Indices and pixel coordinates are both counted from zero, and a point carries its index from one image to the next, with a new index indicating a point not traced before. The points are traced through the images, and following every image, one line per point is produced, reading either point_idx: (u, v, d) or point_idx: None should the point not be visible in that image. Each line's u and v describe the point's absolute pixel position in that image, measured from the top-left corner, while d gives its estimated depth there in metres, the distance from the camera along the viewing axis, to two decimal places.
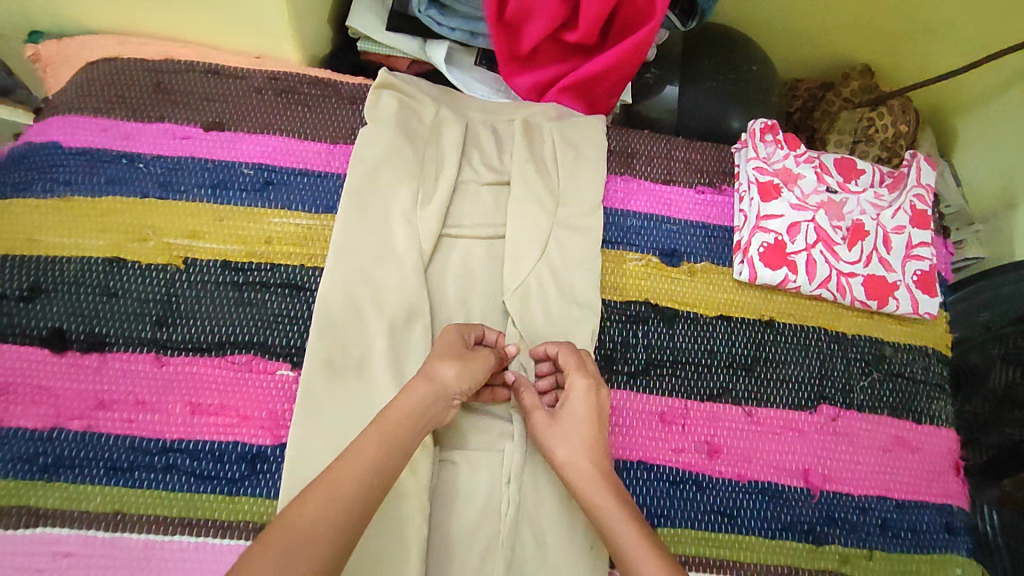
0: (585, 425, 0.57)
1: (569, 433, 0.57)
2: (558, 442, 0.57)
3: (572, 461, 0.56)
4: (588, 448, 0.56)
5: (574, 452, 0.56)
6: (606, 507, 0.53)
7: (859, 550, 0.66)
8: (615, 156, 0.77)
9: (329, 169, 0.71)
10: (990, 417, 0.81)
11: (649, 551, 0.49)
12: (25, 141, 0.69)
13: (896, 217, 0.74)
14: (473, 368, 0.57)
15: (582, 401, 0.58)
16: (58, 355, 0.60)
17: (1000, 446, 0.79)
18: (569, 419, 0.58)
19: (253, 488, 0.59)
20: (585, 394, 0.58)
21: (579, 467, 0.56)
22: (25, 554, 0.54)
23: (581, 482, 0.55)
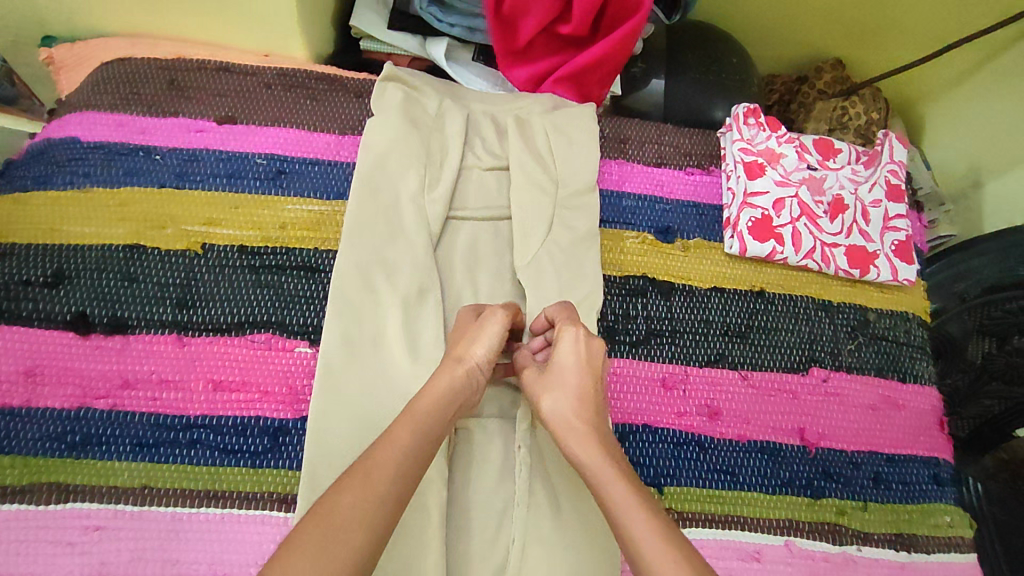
0: (573, 377, 0.59)
1: (556, 389, 0.59)
2: (546, 395, 0.59)
3: (558, 414, 0.58)
4: (573, 401, 0.58)
5: (560, 406, 0.58)
6: (592, 459, 0.54)
7: (854, 502, 0.69)
8: (608, 140, 0.82)
9: (338, 158, 0.74)
10: (968, 391, 0.91)
11: (631, 500, 0.50)
12: (44, 138, 0.72)
13: (872, 191, 0.80)
14: (494, 344, 0.60)
15: (566, 349, 0.60)
16: (83, 338, 0.62)
17: (979, 417, 0.91)
18: (557, 372, 0.60)
19: (277, 460, 0.61)
20: (572, 344, 0.60)
21: (565, 419, 0.57)
22: (56, 528, 0.56)
23: (569, 434, 0.56)
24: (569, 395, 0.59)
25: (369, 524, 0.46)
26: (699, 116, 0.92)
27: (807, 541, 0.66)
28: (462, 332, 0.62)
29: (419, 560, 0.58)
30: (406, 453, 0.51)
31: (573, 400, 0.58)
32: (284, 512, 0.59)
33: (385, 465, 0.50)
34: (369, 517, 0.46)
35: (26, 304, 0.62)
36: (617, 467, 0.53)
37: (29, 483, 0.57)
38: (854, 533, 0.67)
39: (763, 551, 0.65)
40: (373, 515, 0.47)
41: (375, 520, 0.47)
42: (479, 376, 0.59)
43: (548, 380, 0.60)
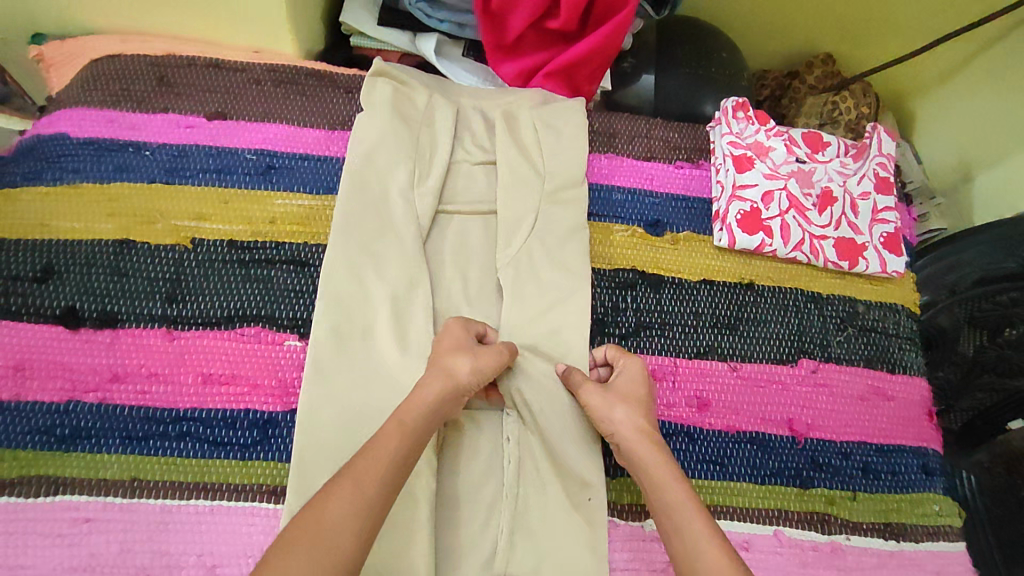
0: (642, 395, 0.63)
1: (628, 401, 0.62)
2: (617, 403, 0.62)
3: (630, 422, 0.61)
4: (643, 413, 0.62)
5: (632, 417, 0.61)
6: (655, 464, 0.58)
7: (844, 492, 0.69)
8: (598, 134, 0.82)
9: (329, 153, 0.74)
10: (961, 383, 0.93)
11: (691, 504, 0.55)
12: (34, 134, 0.72)
13: (861, 184, 0.81)
14: (484, 359, 0.60)
15: (636, 372, 0.65)
16: (73, 333, 0.62)
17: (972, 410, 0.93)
18: (625, 389, 0.63)
19: (267, 452, 0.61)
20: (641, 370, 0.65)
21: (637, 427, 0.61)
22: (45, 520, 0.56)
23: (638, 442, 0.60)
24: (638, 408, 0.62)
25: (354, 531, 0.48)
26: (689, 111, 0.92)
27: (796, 531, 0.66)
28: (451, 343, 0.61)
29: (408, 552, 0.58)
30: (396, 444, 0.52)
31: (642, 412, 0.62)
32: (273, 504, 0.59)
33: (381, 456, 0.50)
34: (357, 526, 0.48)
35: (16, 299, 0.63)
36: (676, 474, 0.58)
37: (18, 476, 0.57)
38: (843, 522, 0.68)
39: (751, 540, 0.65)
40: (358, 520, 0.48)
41: (359, 526, 0.48)
42: (464, 386, 0.58)
43: (618, 394, 0.63)
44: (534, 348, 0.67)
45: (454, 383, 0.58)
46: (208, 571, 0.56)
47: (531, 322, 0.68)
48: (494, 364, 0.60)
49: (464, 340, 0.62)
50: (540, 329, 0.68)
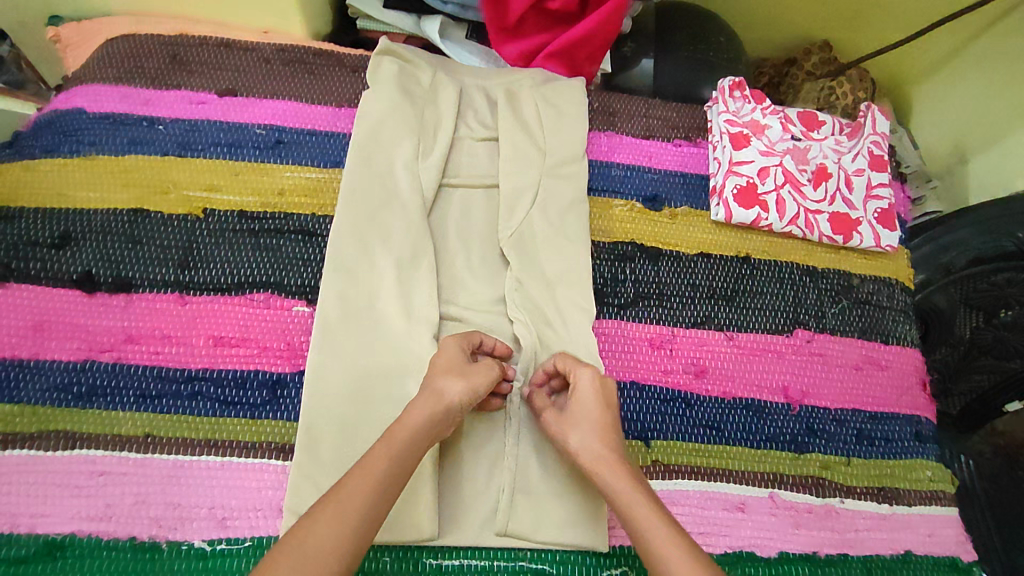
0: (594, 413, 0.59)
1: (580, 423, 0.59)
2: (570, 429, 0.59)
3: (587, 448, 0.58)
4: (600, 433, 0.58)
5: (589, 441, 0.58)
6: (619, 487, 0.55)
7: (838, 457, 0.70)
8: (597, 113, 0.84)
9: (336, 129, 0.77)
10: (959, 364, 0.93)
11: (660, 527, 0.52)
12: (52, 109, 0.74)
13: (856, 161, 0.82)
14: (476, 382, 0.58)
15: (589, 385, 0.61)
16: (90, 296, 0.64)
17: (969, 393, 0.94)
18: (580, 411, 0.60)
19: (275, 412, 0.63)
20: (593, 382, 0.61)
21: (593, 450, 0.57)
22: (63, 473, 0.58)
23: (600, 467, 0.57)
24: (594, 429, 0.59)
25: (355, 527, 0.49)
26: (687, 92, 0.94)
27: (792, 494, 0.68)
28: (445, 363, 0.60)
29: (412, 506, 0.59)
30: None
31: (598, 433, 0.59)
32: (281, 460, 0.61)
33: None
34: (365, 511, 0.50)
35: (35, 264, 0.65)
36: (644, 495, 0.54)
37: (38, 431, 0.59)
38: (837, 486, 0.69)
39: (747, 502, 0.66)
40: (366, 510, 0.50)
41: (360, 521, 0.49)
42: (455, 408, 0.57)
43: (569, 417, 0.60)
44: (536, 314, 0.70)
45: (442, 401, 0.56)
46: (219, 523, 0.58)
47: (534, 288, 0.70)
48: (483, 386, 0.59)
49: (457, 359, 0.60)
50: (542, 296, 0.70)
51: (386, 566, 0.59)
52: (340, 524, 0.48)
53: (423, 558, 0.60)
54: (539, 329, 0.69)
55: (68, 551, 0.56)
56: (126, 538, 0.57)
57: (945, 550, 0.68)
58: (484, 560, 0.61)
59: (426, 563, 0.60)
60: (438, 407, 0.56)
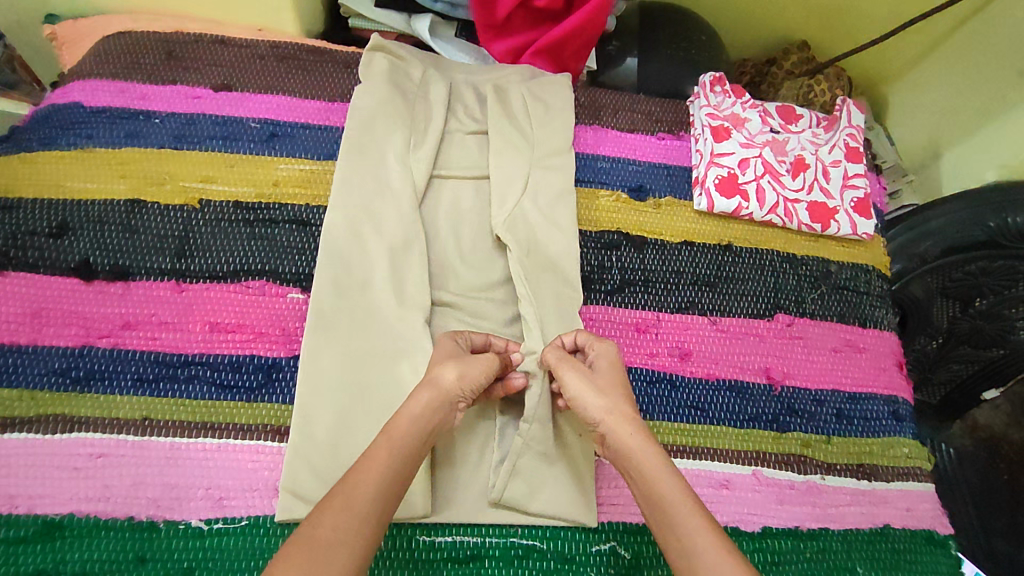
0: (618, 382, 0.61)
1: (609, 387, 0.60)
2: (599, 391, 0.59)
3: (613, 413, 0.58)
4: (624, 399, 0.59)
5: (618, 405, 0.58)
6: (647, 456, 0.55)
7: (819, 435, 0.73)
8: (583, 108, 0.87)
9: (329, 123, 0.79)
10: (938, 356, 0.97)
11: (685, 494, 0.52)
12: (49, 104, 0.76)
13: (832, 152, 0.85)
14: (476, 372, 0.59)
15: (613, 358, 0.63)
16: (87, 284, 0.66)
17: (947, 380, 0.99)
18: (603, 377, 0.61)
19: (271, 395, 0.64)
20: (615, 358, 0.63)
21: (623, 414, 0.57)
22: (62, 455, 0.59)
23: (626, 430, 0.56)
24: (621, 395, 0.60)
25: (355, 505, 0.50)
26: (671, 89, 0.97)
27: (774, 471, 0.70)
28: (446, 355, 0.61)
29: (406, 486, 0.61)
30: None
31: (626, 399, 0.59)
32: (277, 442, 0.62)
33: None
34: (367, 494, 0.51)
35: (33, 253, 0.66)
36: (668, 464, 0.54)
37: (36, 414, 0.60)
38: (818, 463, 0.71)
39: (731, 479, 0.68)
40: (374, 496, 0.50)
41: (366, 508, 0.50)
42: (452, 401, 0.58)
43: (598, 381, 0.60)
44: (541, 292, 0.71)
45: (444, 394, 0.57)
46: (216, 503, 0.59)
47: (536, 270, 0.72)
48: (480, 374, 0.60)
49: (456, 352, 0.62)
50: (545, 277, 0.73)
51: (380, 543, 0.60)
52: (340, 503, 0.49)
53: (416, 535, 0.61)
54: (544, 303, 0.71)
55: (66, 531, 0.56)
56: (125, 518, 0.58)
57: (922, 524, 0.71)
58: (477, 535, 0.62)
59: (420, 539, 0.61)
60: (435, 377, 0.57)
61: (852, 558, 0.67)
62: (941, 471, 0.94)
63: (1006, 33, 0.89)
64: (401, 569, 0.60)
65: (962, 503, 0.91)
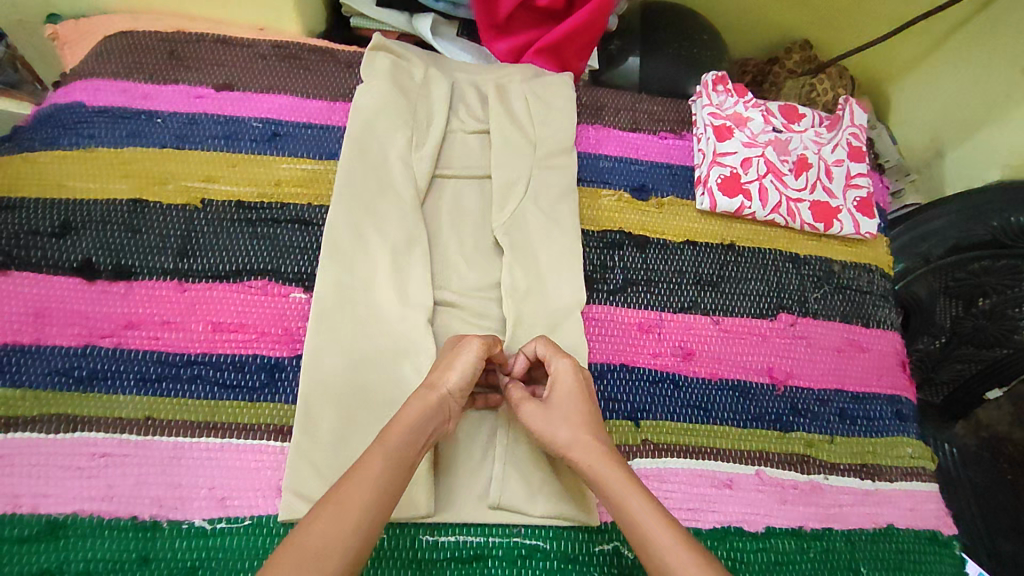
0: (576, 404, 0.61)
1: (566, 416, 0.60)
2: (558, 424, 0.60)
3: (575, 441, 0.59)
4: (585, 425, 0.60)
5: (576, 434, 0.59)
6: (613, 479, 0.55)
7: (822, 435, 0.72)
8: (586, 107, 0.87)
9: (331, 123, 0.78)
10: (941, 356, 0.96)
11: (655, 515, 0.52)
12: (51, 103, 0.76)
13: (835, 152, 0.85)
14: (475, 370, 0.60)
15: (568, 375, 0.62)
16: (90, 284, 0.66)
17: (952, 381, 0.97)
18: (562, 402, 0.61)
19: (274, 395, 0.64)
20: (572, 373, 0.62)
21: (583, 442, 0.58)
22: (65, 455, 0.59)
23: (590, 458, 0.57)
24: (581, 420, 0.60)
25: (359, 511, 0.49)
26: (673, 88, 0.97)
27: (777, 471, 0.70)
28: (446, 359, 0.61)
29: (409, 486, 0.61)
30: None
31: (586, 424, 0.60)
32: (280, 442, 0.62)
33: None
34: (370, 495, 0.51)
35: (35, 252, 0.66)
36: (638, 486, 0.55)
37: (39, 414, 0.60)
38: (822, 463, 0.71)
39: (734, 479, 0.68)
40: (375, 499, 0.51)
41: (369, 511, 0.50)
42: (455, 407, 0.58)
43: (555, 410, 0.61)
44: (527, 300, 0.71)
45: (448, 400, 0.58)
46: (219, 503, 0.59)
47: (524, 276, 0.72)
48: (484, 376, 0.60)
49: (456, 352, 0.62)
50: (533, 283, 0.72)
51: (383, 543, 0.60)
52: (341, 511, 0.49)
53: (419, 534, 0.61)
54: (529, 313, 0.71)
55: (70, 530, 0.56)
56: (128, 517, 0.57)
57: (926, 524, 0.70)
58: (479, 535, 0.62)
59: (423, 539, 0.61)
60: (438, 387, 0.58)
61: (856, 558, 0.67)
62: (946, 472, 0.94)
63: (1009, 33, 0.89)
64: (403, 569, 0.60)
65: (964, 504, 0.91)
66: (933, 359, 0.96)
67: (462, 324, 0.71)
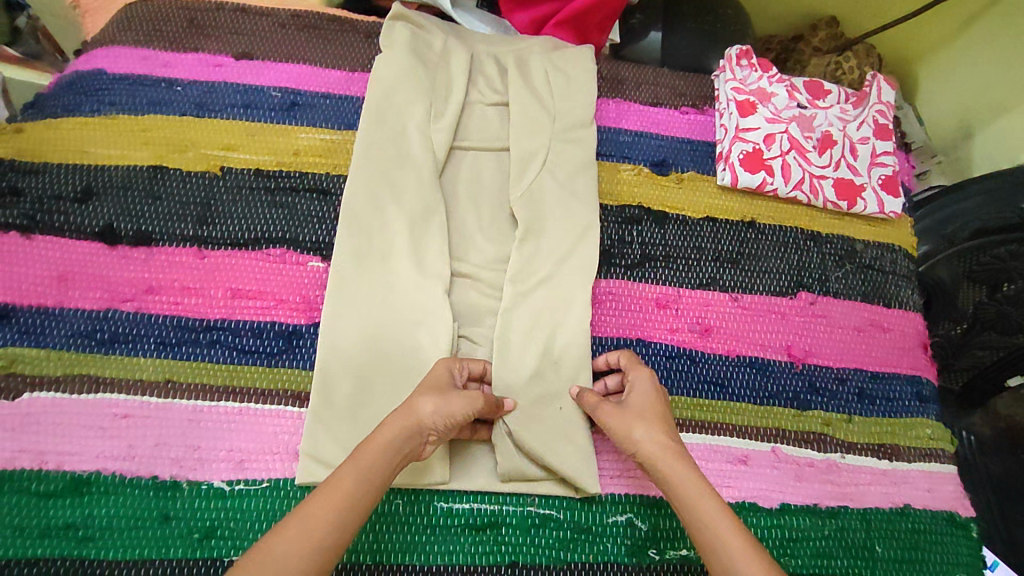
0: (654, 408, 0.60)
1: (644, 417, 0.59)
2: (634, 422, 0.59)
3: (652, 444, 0.57)
4: (662, 426, 0.58)
5: (653, 432, 0.58)
6: (686, 480, 0.54)
7: (840, 414, 0.72)
8: (606, 81, 0.86)
9: (349, 93, 0.78)
10: (962, 342, 0.92)
11: (727, 519, 0.51)
12: (72, 70, 0.76)
13: (861, 129, 0.83)
14: (452, 404, 0.57)
15: (646, 384, 0.62)
16: (111, 248, 0.66)
17: (971, 367, 0.93)
18: (640, 405, 0.60)
19: (292, 361, 0.65)
20: (651, 382, 0.62)
21: (658, 443, 0.57)
22: (88, 414, 0.60)
23: (663, 458, 0.56)
24: (657, 422, 0.59)
25: (353, 495, 0.51)
26: (696, 63, 0.95)
27: (793, 448, 0.69)
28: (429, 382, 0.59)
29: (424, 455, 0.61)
30: None
31: (662, 426, 0.59)
32: (298, 407, 0.63)
33: None
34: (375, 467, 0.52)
35: (58, 217, 0.67)
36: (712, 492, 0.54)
37: (63, 374, 0.61)
38: (838, 442, 0.71)
39: (750, 455, 0.68)
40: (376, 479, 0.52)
41: (365, 492, 0.51)
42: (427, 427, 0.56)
43: (630, 411, 0.60)
44: (533, 285, 0.70)
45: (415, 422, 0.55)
46: (236, 465, 0.60)
47: (529, 259, 0.71)
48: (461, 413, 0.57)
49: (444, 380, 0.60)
50: (539, 265, 0.71)
51: (399, 508, 0.61)
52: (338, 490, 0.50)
53: (434, 501, 0.62)
54: (533, 300, 0.69)
55: (93, 487, 0.58)
56: (148, 477, 0.58)
57: (943, 505, 0.70)
58: (494, 504, 0.62)
59: (437, 506, 0.62)
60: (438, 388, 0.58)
61: (871, 537, 0.67)
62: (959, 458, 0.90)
63: None
64: (417, 535, 0.60)
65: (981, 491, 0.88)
66: (952, 344, 0.93)
67: (480, 295, 0.71)
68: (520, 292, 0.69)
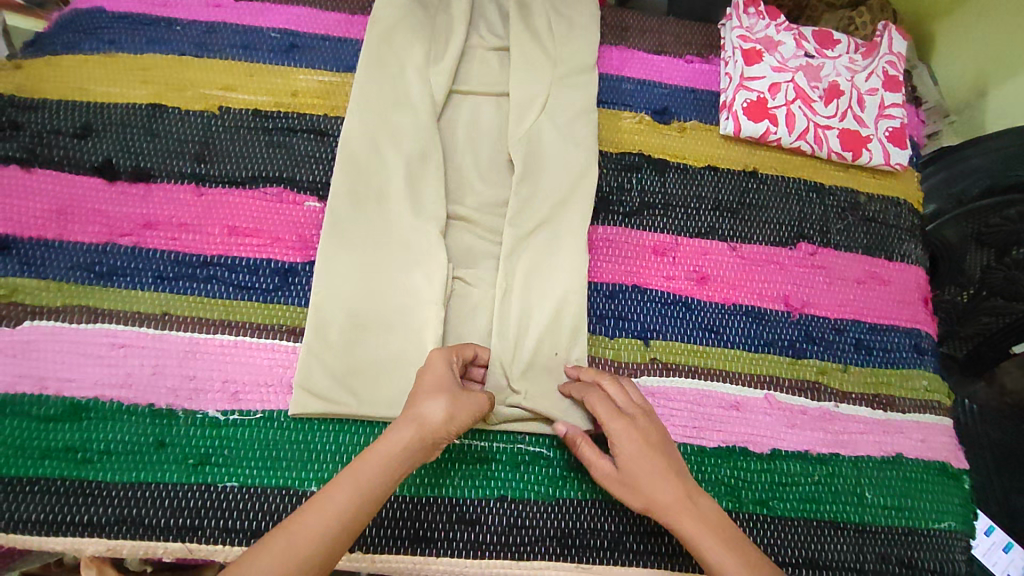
0: (644, 461, 0.54)
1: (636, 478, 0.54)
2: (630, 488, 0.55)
3: (658, 502, 0.53)
4: (662, 483, 0.53)
5: (655, 492, 0.53)
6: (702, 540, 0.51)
7: (835, 363, 0.71)
8: (610, 29, 0.84)
9: (348, 35, 0.77)
10: (963, 313, 0.87)
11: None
12: (71, 8, 0.76)
13: (870, 80, 0.81)
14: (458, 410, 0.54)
15: (627, 435, 0.56)
16: (110, 183, 0.67)
17: (976, 336, 0.86)
18: (628, 463, 0.55)
19: (287, 297, 0.65)
20: (633, 430, 0.56)
21: (663, 503, 0.53)
22: (86, 342, 0.61)
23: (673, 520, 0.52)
24: (654, 478, 0.54)
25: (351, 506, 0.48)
26: (702, 13, 0.94)
27: (786, 395, 0.69)
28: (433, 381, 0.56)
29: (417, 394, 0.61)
30: None
31: (660, 482, 0.53)
32: (291, 341, 0.63)
33: None
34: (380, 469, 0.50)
35: (58, 151, 0.67)
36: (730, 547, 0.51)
37: (63, 304, 0.62)
38: (833, 391, 0.70)
39: (742, 401, 0.68)
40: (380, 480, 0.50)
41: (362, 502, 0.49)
42: (440, 435, 0.53)
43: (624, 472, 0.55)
44: (530, 231, 0.70)
45: (427, 435, 0.52)
46: (231, 396, 0.61)
47: (525, 204, 0.70)
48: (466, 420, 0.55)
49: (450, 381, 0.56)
50: (535, 209, 0.70)
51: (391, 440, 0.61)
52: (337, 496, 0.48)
53: None
54: (530, 244, 0.69)
55: (91, 412, 0.59)
56: (145, 405, 0.60)
57: (936, 455, 0.69)
58: (483, 441, 0.63)
59: None
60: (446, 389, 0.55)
61: (861, 483, 0.67)
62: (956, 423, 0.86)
63: None
64: None
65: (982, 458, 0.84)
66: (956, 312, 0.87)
67: (476, 238, 0.71)
68: (517, 236, 0.69)
